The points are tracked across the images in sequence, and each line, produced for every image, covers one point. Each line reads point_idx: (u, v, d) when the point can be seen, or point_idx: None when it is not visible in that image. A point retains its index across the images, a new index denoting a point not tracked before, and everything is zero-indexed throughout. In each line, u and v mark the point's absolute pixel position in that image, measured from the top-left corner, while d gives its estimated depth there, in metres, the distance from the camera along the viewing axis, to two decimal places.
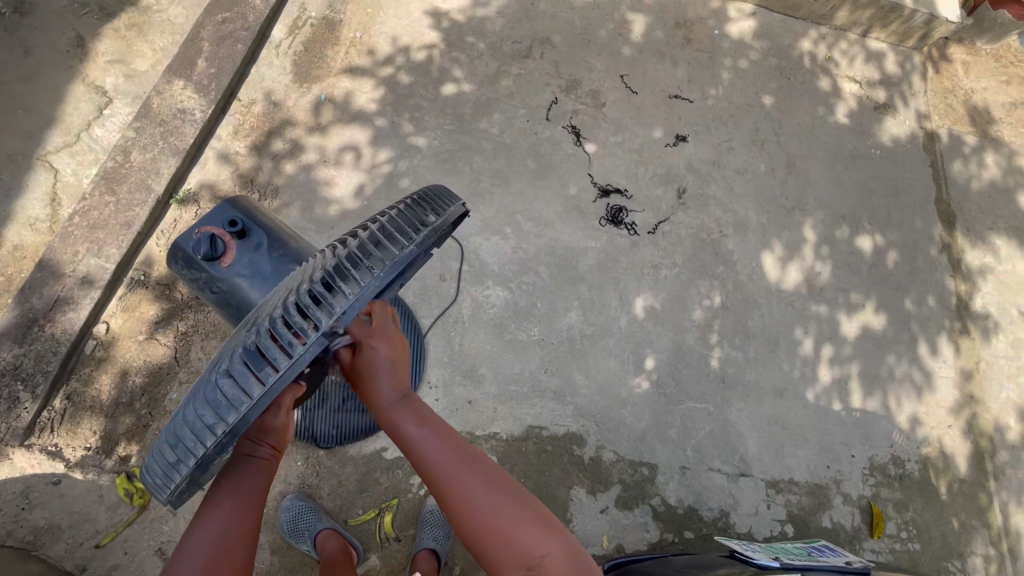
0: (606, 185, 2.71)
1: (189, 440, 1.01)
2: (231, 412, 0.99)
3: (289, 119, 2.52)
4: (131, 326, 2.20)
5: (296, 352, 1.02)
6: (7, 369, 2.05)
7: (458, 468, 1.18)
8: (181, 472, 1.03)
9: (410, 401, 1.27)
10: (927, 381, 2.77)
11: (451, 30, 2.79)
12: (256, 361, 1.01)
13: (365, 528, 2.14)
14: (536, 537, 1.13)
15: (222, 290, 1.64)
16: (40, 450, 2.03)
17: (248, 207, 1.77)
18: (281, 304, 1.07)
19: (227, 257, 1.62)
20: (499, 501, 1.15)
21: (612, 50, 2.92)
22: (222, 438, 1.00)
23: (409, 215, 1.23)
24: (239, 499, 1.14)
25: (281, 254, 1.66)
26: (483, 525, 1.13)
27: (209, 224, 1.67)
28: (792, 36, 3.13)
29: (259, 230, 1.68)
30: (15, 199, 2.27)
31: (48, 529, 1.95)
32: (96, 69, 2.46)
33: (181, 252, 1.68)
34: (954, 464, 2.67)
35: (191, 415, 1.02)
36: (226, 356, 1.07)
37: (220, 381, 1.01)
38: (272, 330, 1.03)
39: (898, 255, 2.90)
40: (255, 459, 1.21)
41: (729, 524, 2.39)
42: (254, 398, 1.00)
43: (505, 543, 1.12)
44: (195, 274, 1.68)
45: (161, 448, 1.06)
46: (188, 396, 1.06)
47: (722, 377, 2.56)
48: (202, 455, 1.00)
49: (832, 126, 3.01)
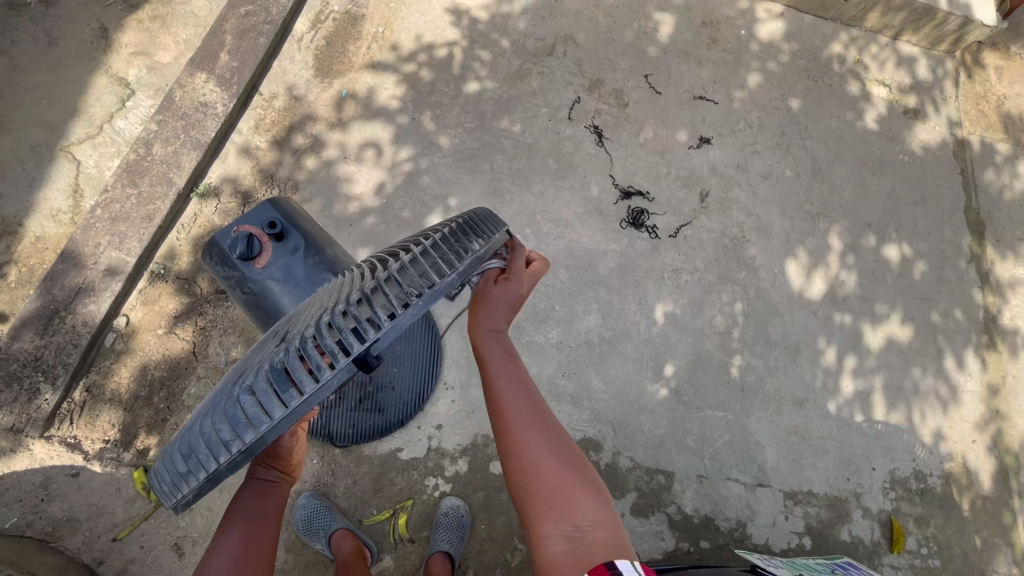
0: (628, 186, 2.67)
1: (204, 454, 0.99)
2: (249, 431, 0.97)
3: (311, 115, 2.51)
4: (151, 319, 2.20)
5: (323, 375, 0.97)
6: (28, 360, 2.05)
7: (528, 413, 1.22)
8: (190, 483, 1.01)
9: (505, 340, 1.35)
10: (952, 395, 2.70)
11: (474, 26, 2.75)
12: (280, 381, 0.97)
13: (379, 528, 2.14)
14: (582, 500, 1.12)
15: (253, 291, 1.63)
16: (60, 442, 2.04)
17: (286, 207, 1.75)
18: (315, 321, 1.03)
19: (262, 258, 1.62)
20: (555, 457, 1.17)
21: (637, 50, 2.86)
22: (237, 455, 0.98)
23: (455, 240, 1.21)
24: (258, 521, 1.18)
25: (316, 261, 1.66)
26: (534, 468, 1.15)
27: (247, 223, 1.65)
28: (822, 38, 3.05)
29: (296, 233, 1.67)
30: (38, 190, 2.28)
31: (66, 521, 1.97)
32: (120, 61, 2.46)
33: (217, 248, 1.67)
34: (978, 481, 2.61)
35: (209, 427, 1.00)
36: (252, 370, 1.04)
37: (241, 397, 0.98)
38: (301, 349, 0.99)
39: (925, 265, 2.83)
40: (270, 483, 1.26)
41: (746, 535, 2.36)
42: (274, 419, 0.96)
43: (551, 494, 1.13)
44: (227, 271, 1.67)
45: (173, 455, 1.04)
46: (210, 407, 1.04)
47: (742, 386, 2.51)
48: (214, 470, 0.98)
49: (860, 131, 2.94)
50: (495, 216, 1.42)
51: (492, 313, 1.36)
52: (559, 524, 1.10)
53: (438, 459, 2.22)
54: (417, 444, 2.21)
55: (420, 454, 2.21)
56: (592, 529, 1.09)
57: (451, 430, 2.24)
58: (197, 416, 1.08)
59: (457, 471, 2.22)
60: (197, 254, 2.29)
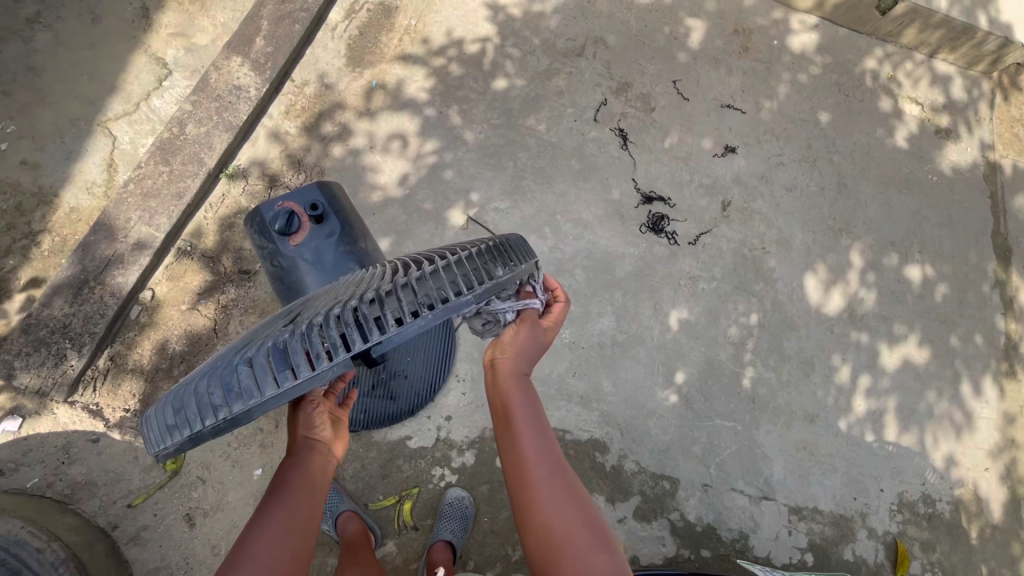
0: (650, 192, 2.66)
1: (192, 412, 1.02)
2: (238, 402, 0.99)
3: (340, 103, 2.54)
4: (175, 295, 2.26)
5: (320, 365, 0.99)
6: (57, 326, 2.12)
7: (550, 472, 1.25)
8: (173, 438, 1.04)
9: (529, 390, 1.37)
10: (967, 421, 2.67)
11: (506, 24, 2.76)
12: (280, 360, 1.00)
13: (384, 513, 2.18)
14: (602, 561, 1.14)
15: (281, 265, 1.68)
16: (82, 408, 2.11)
17: (333, 190, 1.79)
18: (326, 311, 1.04)
19: (298, 235, 1.66)
20: (575, 517, 1.20)
21: (667, 54, 2.85)
22: (221, 422, 1.01)
23: (484, 257, 1.17)
24: (297, 484, 1.22)
25: (346, 249, 1.70)
26: (555, 528, 1.18)
27: (292, 200, 1.70)
28: (857, 53, 3.00)
29: (335, 218, 1.72)
30: (74, 162, 2.34)
31: (85, 485, 2.05)
32: (159, 41, 2.51)
33: (259, 218, 1.72)
34: (988, 509, 2.58)
35: (203, 388, 1.03)
36: (257, 344, 1.08)
37: (240, 366, 1.01)
38: (306, 336, 1.00)
39: (948, 288, 2.79)
40: (307, 452, 1.29)
41: (747, 547, 2.36)
42: (264, 395, 0.99)
43: (572, 554, 1.14)
44: (263, 241, 1.72)
45: (165, 408, 1.08)
46: (210, 370, 1.08)
47: (753, 398, 2.50)
48: (198, 430, 1.01)
49: (889, 149, 2.90)
50: (529, 247, 1.37)
51: (519, 361, 1.37)
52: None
53: (445, 450, 2.24)
54: (425, 434, 2.24)
55: (429, 444, 2.24)
56: None
57: (460, 422, 2.27)
58: (197, 375, 1.12)
59: (464, 463, 2.25)
60: (222, 234, 2.34)
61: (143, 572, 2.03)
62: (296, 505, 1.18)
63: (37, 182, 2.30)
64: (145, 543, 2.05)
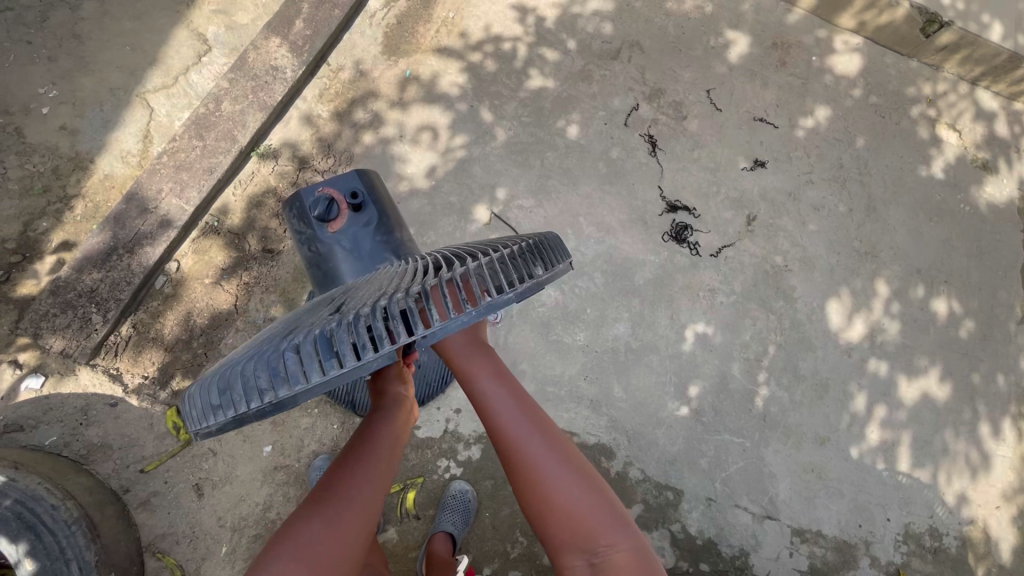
0: (675, 201, 2.64)
1: (236, 394, 1.01)
2: (285, 387, 0.98)
3: (373, 92, 2.55)
4: (200, 269, 2.30)
5: (365, 356, 0.97)
6: (85, 291, 2.16)
7: (543, 453, 1.30)
8: (218, 419, 1.03)
9: (490, 358, 1.43)
10: (983, 461, 2.62)
11: (542, 23, 2.75)
12: (325, 349, 0.98)
13: (388, 500, 2.21)
14: (606, 527, 1.25)
15: (319, 251, 1.70)
16: (103, 371, 2.17)
17: (371, 178, 1.80)
18: (372, 302, 1.03)
19: (337, 223, 1.68)
20: (573, 482, 1.28)
21: (703, 64, 2.82)
22: (268, 406, 0.99)
23: (523, 256, 1.16)
24: (377, 440, 1.30)
25: (383, 239, 1.71)
26: (552, 501, 1.27)
27: (333, 187, 1.72)
28: (899, 75, 2.94)
29: (373, 208, 1.73)
30: (111, 131, 2.39)
31: (101, 447, 2.12)
32: (201, 17, 2.54)
33: (298, 203, 1.74)
34: (997, 550, 2.53)
35: (249, 371, 1.01)
36: (302, 331, 1.06)
37: (286, 353, 1.00)
38: (352, 325, 0.99)
39: (973, 323, 2.74)
40: (394, 406, 1.41)
41: (747, 565, 2.35)
42: (310, 382, 0.97)
43: (573, 522, 1.26)
44: (301, 226, 1.74)
45: (209, 388, 1.06)
46: (255, 353, 1.07)
47: (764, 416, 2.48)
48: (243, 413, 1.00)
49: (924, 177, 2.84)
50: (563, 246, 1.36)
51: (454, 342, 1.42)
52: (581, 554, 1.26)
53: (452, 442, 2.26)
54: (434, 424, 2.25)
55: (436, 434, 2.25)
56: (614, 553, 1.24)
57: (469, 415, 2.28)
58: (240, 359, 1.11)
59: (470, 457, 2.26)
60: (250, 212, 2.37)
61: (150, 537, 2.07)
62: (381, 448, 1.28)
63: (75, 148, 2.35)
64: (154, 509, 2.10)
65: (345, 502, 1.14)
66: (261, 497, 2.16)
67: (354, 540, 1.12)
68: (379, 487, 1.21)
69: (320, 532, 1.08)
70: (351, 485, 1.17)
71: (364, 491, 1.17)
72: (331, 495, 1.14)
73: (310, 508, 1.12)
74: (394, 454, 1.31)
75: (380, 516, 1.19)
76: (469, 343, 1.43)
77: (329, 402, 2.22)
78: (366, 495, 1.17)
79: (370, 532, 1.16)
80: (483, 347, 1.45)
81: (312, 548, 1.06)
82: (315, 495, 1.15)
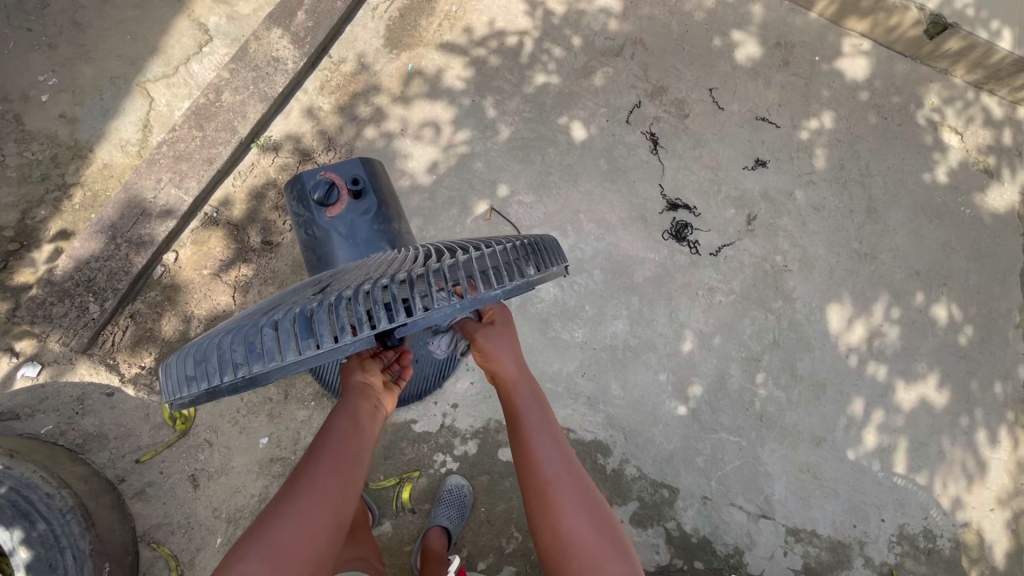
0: (675, 199, 2.64)
1: (211, 366, 1.02)
2: (259, 362, 0.98)
3: (376, 85, 2.54)
4: (199, 259, 2.29)
5: (343, 339, 0.97)
6: (82, 280, 2.16)
7: (565, 481, 1.30)
8: (191, 389, 1.04)
9: (534, 388, 1.48)
10: (979, 466, 2.62)
11: (547, 19, 2.75)
12: (304, 329, 0.98)
13: (383, 494, 2.21)
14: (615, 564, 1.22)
15: (315, 234, 1.70)
16: (100, 361, 2.16)
17: (376, 168, 1.80)
18: (356, 286, 1.03)
19: (336, 207, 1.68)
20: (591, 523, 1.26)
21: (707, 62, 2.81)
22: (241, 379, 1.00)
23: (515, 255, 1.14)
24: (344, 431, 1.27)
25: (381, 228, 1.71)
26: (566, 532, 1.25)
27: (336, 172, 1.72)
28: (902, 77, 2.93)
29: (374, 196, 1.73)
30: (110, 120, 2.38)
31: (96, 437, 2.12)
32: (203, 7, 2.52)
33: (300, 184, 1.75)
34: (990, 553, 2.54)
35: (227, 344, 1.02)
36: (284, 309, 1.06)
37: (265, 328, 1.00)
38: (333, 308, 0.98)
39: (972, 330, 2.73)
40: (359, 393, 1.37)
41: (741, 563, 2.35)
42: (284, 359, 0.97)
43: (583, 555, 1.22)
44: (301, 209, 1.75)
45: (188, 357, 1.08)
46: (235, 328, 1.08)
47: (761, 415, 2.48)
48: (217, 385, 1.01)
49: (926, 180, 2.84)
50: (561, 249, 1.34)
51: (506, 361, 1.49)
52: None
53: (449, 437, 2.26)
54: (431, 419, 2.26)
55: (433, 429, 2.26)
56: None
57: (466, 411, 2.27)
58: (220, 332, 1.13)
59: (466, 452, 2.26)
60: (250, 203, 2.36)
61: (145, 527, 2.08)
62: (348, 437, 1.26)
63: (75, 137, 2.34)
64: (149, 499, 2.10)
65: (313, 493, 1.14)
66: (257, 488, 2.15)
67: (321, 534, 1.11)
68: (347, 480, 1.20)
69: (288, 530, 1.08)
70: (318, 479, 1.16)
71: (331, 485, 1.16)
72: (298, 488, 1.14)
73: (278, 503, 1.12)
74: (362, 442, 1.29)
75: (353, 510, 1.18)
76: (518, 361, 1.52)
77: (326, 395, 2.22)
78: (333, 490, 1.16)
79: (344, 523, 1.15)
80: (530, 369, 1.53)
81: (283, 541, 1.06)
82: (285, 489, 1.16)
